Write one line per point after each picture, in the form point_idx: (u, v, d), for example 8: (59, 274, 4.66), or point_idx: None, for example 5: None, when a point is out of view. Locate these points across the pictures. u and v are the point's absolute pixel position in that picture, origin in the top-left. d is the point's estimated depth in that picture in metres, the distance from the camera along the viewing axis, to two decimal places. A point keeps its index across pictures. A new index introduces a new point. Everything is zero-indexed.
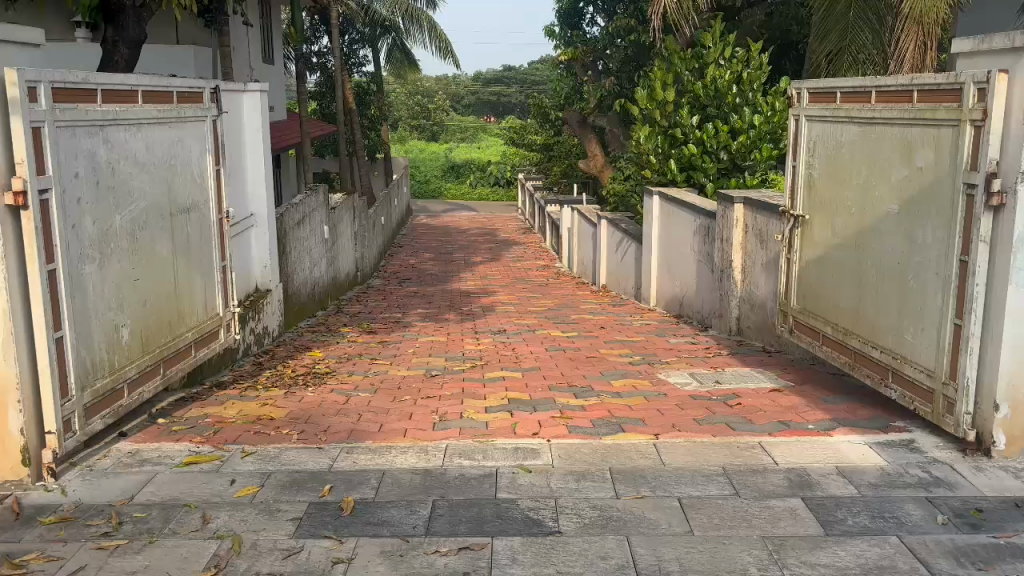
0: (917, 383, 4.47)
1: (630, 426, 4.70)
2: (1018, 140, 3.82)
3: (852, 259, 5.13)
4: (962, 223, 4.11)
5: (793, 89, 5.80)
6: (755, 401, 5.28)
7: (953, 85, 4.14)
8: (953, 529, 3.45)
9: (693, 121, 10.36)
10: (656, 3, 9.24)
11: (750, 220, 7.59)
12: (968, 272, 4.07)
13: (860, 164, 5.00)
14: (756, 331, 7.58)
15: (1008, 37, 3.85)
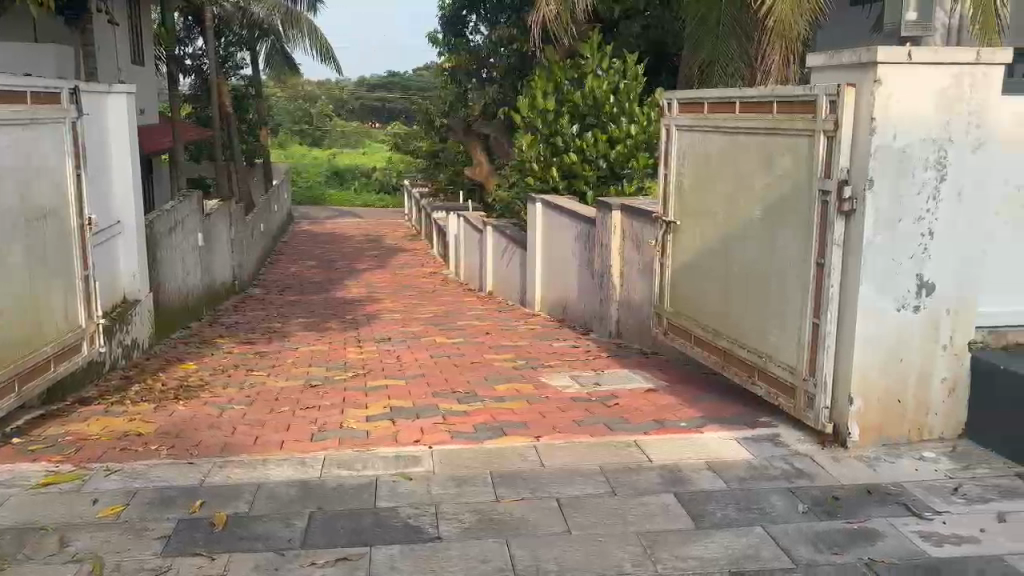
0: (780, 380, 4.71)
1: (511, 430, 4.75)
2: (866, 149, 4.07)
3: (720, 263, 5.36)
4: (817, 228, 4.35)
5: (663, 99, 6.00)
6: (632, 401, 5.43)
7: (807, 98, 4.38)
8: (812, 517, 3.65)
9: (572, 129, 10.58)
10: (536, 13, 9.39)
11: (627, 226, 7.79)
12: (824, 274, 4.32)
13: (726, 172, 5.22)
14: (635, 334, 7.78)
15: (854, 52, 4.10)
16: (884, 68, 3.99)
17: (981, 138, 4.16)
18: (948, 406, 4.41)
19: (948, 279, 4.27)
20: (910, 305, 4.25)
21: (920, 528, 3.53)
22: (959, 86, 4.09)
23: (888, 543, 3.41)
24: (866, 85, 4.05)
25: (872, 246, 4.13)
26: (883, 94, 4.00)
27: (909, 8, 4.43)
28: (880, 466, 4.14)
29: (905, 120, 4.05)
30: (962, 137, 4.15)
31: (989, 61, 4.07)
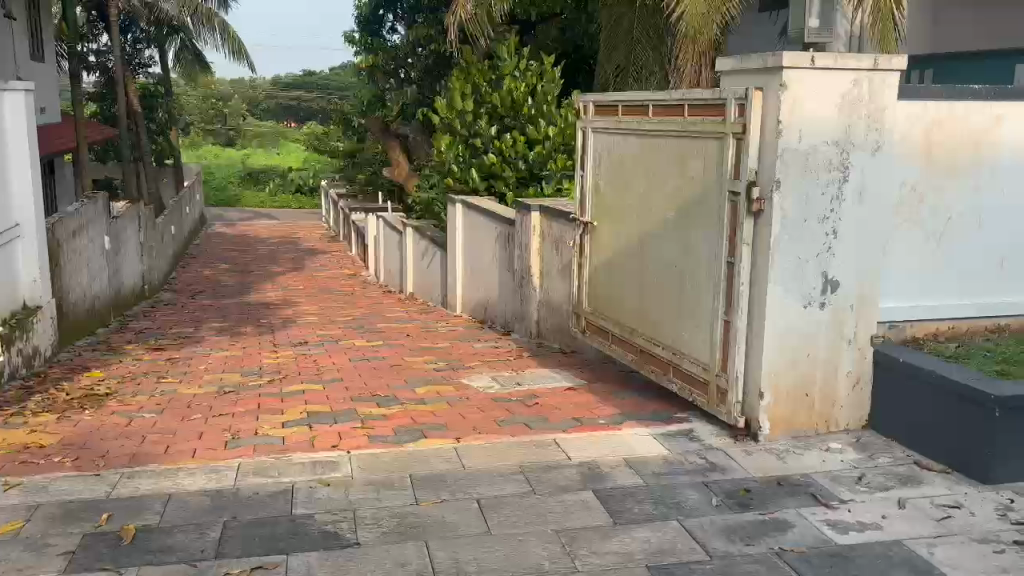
0: (694, 376, 4.82)
1: (431, 432, 4.74)
2: (773, 152, 4.20)
3: (635, 262, 5.45)
4: (728, 228, 4.47)
5: (579, 101, 6.06)
6: (552, 400, 5.47)
7: (717, 101, 4.50)
8: (725, 509, 3.75)
9: (491, 131, 10.61)
10: (453, 13, 9.35)
11: (546, 226, 7.84)
12: (735, 273, 4.43)
13: (641, 174, 5.32)
14: (555, 334, 7.84)
15: (761, 57, 4.23)
16: (788, 73, 4.12)
17: (880, 141, 4.35)
18: (852, 398, 4.59)
19: (851, 276, 4.45)
20: (816, 302, 4.41)
21: (827, 516, 3.66)
22: (858, 90, 4.26)
23: (796, 532, 3.53)
24: (773, 89, 4.18)
25: (780, 245, 4.27)
26: (788, 98, 4.13)
27: (811, 16, 4.60)
28: (789, 458, 4.28)
29: (809, 123, 4.20)
30: (862, 140, 4.32)
31: (886, 68, 4.25)
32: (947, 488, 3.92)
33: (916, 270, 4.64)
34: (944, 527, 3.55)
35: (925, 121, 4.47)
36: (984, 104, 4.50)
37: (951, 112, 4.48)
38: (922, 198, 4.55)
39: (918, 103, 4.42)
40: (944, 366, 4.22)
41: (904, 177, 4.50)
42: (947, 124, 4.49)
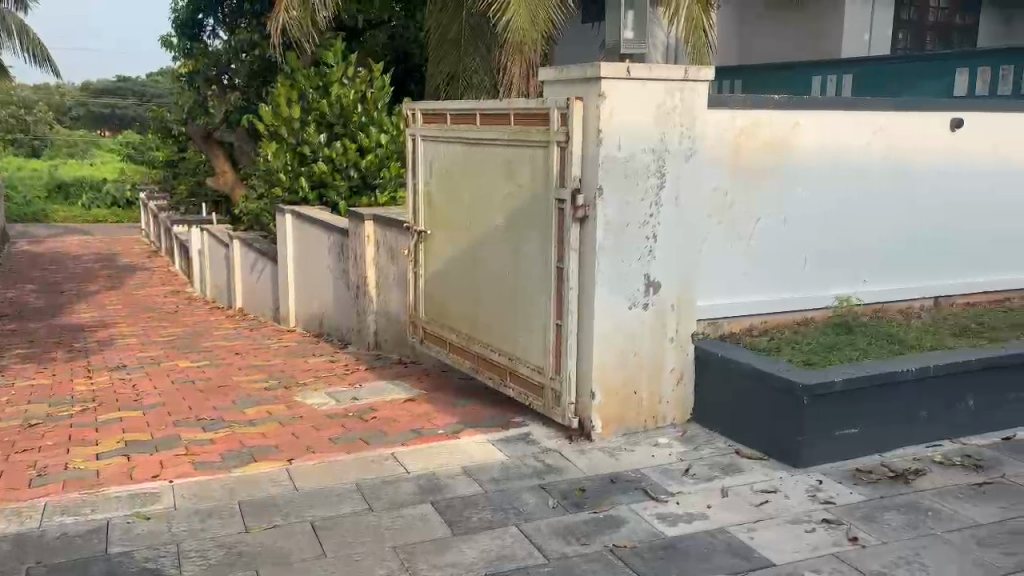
0: (529, 380, 4.89)
1: (262, 454, 4.54)
2: (595, 159, 4.33)
3: (468, 269, 5.46)
4: (555, 234, 4.56)
5: (407, 108, 6.01)
6: (389, 413, 5.39)
7: (541, 110, 4.58)
8: (562, 510, 3.81)
9: (320, 139, 10.34)
10: (275, 18, 9.02)
11: (380, 235, 7.71)
12: (564, 277, 4.53)
13: (470, 182, 5.34)
14: (393, 344, 7.75)
15: (580, 67, 4.34)
16: (607, 82, 4.26)
17: (693, 147, 4.57)
18: (677, 394, 4.80)
19: (672, 278, 4.65)
20: (640, 303, 4.57)
21: (657, 510, 3.80)
22: (671, 100, 4.46)
23: (629, 527, 3.64)
24: (592, 99, 4.31)
25: (605, 250, 4.40)
26: (607, 107, 4.27)
27: (626, 28, 4.78)
28: (620, 454, 4.42)
29: (627, 131, 4.36)
30: (677, 147, 4.53)
31: (696, 78, 4.48)
32: (764, 474, 4.17)
33: (732, 269, 4.91)
34: (763, 512, 3.77)
35: (733, 129, 4.73)
36: (784, 111, 4.82)
37: (756, 119, 4.76)
38: (734, 201, 4.81)
39: (726, 111, 4.67)
40: (757, 359, 4.50)
41: (717, 181, 4.74)
42: (752, 131, 4.77)
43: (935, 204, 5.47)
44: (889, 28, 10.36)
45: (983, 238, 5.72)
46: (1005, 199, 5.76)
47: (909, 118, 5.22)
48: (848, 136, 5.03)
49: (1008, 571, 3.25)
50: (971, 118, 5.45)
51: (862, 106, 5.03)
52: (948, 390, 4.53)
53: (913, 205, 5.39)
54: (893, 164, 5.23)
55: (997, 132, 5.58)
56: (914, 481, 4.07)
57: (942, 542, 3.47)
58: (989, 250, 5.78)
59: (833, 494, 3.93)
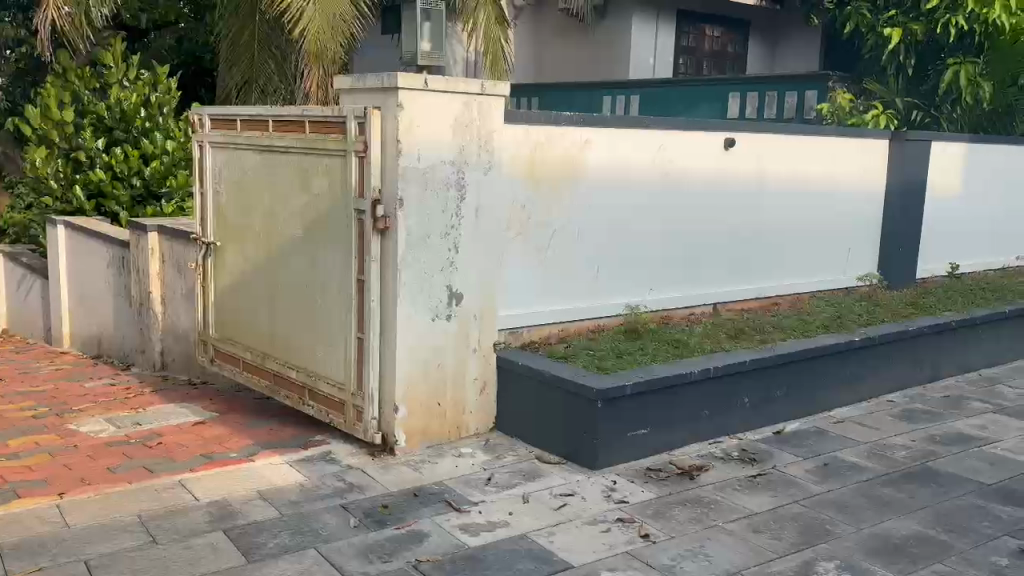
0: (329, 397, 4.75)
1: (28, 490, 4.09)
2: (395, 170, 4.29)
3: (263, 283, 5.23)
4: (355, 246, 4.48)
5: (194, 113, 5.67)
6: (176, 438, 5.04)
7: (338, 119, 4.48)
8: (363, 529, 3.71)
9: (98, 144, 9.54)
10: (42, 13, 8.22)
11: (166, 248, 7.23)
12: (365, 289, 4.45)
13: (264, 191, 5.12)
14: (181, 364, 7.29)
15: (378, 77, 4.28)
16: (404, 93, 4.23)
17: (490, 161, 4.64)
18: (479, 404, 4.83)
19: (472, 288, 4.68)
20: (443, 315, 4.57)
21: (460, 521, 3.79)
22: (469, 113, 4.50)
23: (431, 541, 3.60)
24: (390, 109, 4.26)
25: (406, 262, 4.36)
26: (405, 118, 4.24)
27: (423, 39, 4.79)
28: (424, 468, 4.38)
29: (426, 143, 4.35)
30: (475, 160, 4.57)
31: (491, 93, 4.55)
32: (563, 477, 4.29)
33: (531, 280, 5.01)
34: (562, 515, 3.86)
35: (528, 144, 4.83)
36: (576, 127, 5.00)
37: (551, 134, 4.90)
38: (531, 213, 4.92)
39: (522, 125, 4.77)
40: (554, 366, 4.63)
41: (514, 196, 4.83)
42: (547, 146, 4.90)
43: (713, 219, 5.89)
44: (671, 54, 11.09)
45: (755, 249, 6.23)
46: (773, 212, 6.29)
47: (687, 137, 5.58)
48: (634, 154, 5.30)
49: (779, 554, 3.52)
50: (741, 138, 5.92)
51: (646, 126, 5.32)
52: (726, 389, 4.87)
53: (693, 219, 5.77)
54: (675, 180, 5.57)
55: (764, 151, 6.09)
56: (699, 477, 4.33)
57: (722, 533, 3.70)
58: (761, 259, 6.29)
59: (627, 494, 4.10)
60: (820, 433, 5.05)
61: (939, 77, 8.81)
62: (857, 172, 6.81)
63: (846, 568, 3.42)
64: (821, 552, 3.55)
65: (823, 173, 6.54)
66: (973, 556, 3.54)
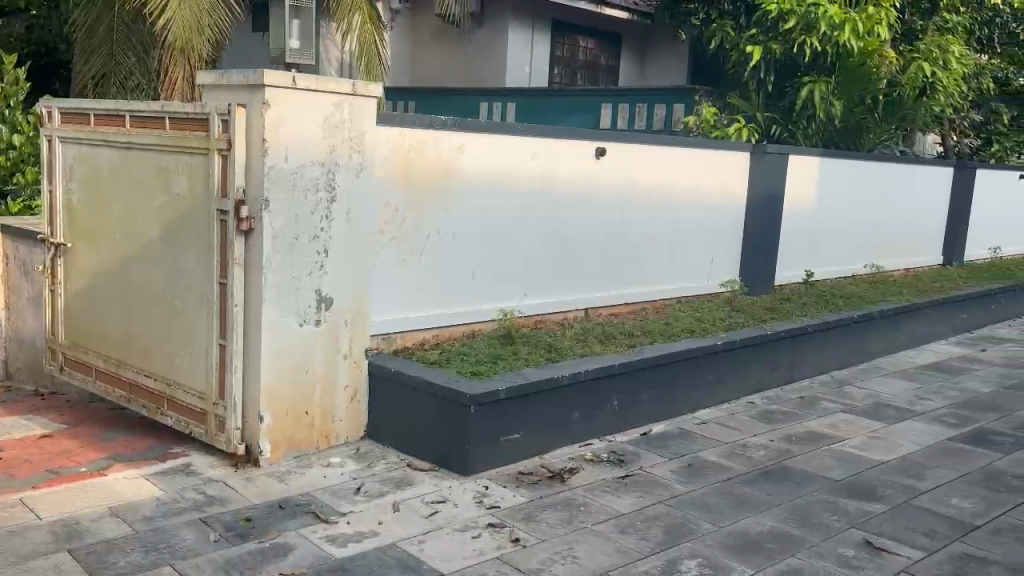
0: (190, 407, 4.55)
1: None
2: (260, 171, 4.15)
3: (118, 287, 4.95)
4: (217, 248, 4.31)
5: (42, 105, 5.31)
6: (19, 452, 4.68)
7: (199, 115, 4.30)
8: (224, 543, 3.55)
9: None
10: None
11: (11, 249, 6.73)
12: (227, 294, 4.29)
13: (119, 190, 4.84)
14: (28, 373, 6.81)
15: (242, 74, 4.12)
16: (270, 91, 4.09)
17: (361, 163, 4.54)
18: (349, 412, 4.73)
19: (342, 293, 4.57)
20: (311, 320, 4.44)
21: (327, 532, 3.69)
22: (339, 114, 4.40)
23: (296, 554, 3.48)
24: (255, 107, 4.12)
25: (272, 266, 4.22)
26: (271, 117, 4.11)
27: (291, 37, 4.67)
28: (291, 478, 4.25)
29: (294, 143, 4.22)
30: (346, 161, 4.47)
31: (363, 94, 4.47)
32: (434, 485, 4.25)
33: (403, 285, 4.94)
34: (433, 523, 3.82)
35: (401, 147, 4.76)
36: (450, 132, 4.98)
37: (424, 138, 4.85)
38: (405, 218, 4.86)
39: (395, 128, 4.70)
40: (426, 372, 4.57)
41: (386, 199, 4.74)
42: (420, 150, 4.84)
43: (585, 227, 6.00)
44: (546, 64, 11.28)
45: (624, 257, 6.38)
46: (642, 221, 6.46)
47: (559, 145, 5.65)
48: (507, 161, 5.33)
49: (645, 554, 3.60)
50: (611, 148, 6.05)
51: (520, 133, 5.36)
52: (596, 393, 4.95)
53: (566, 225, 5.85)
54: (547, 187, 5.63)
55: (633, 161, 6.24)
56: (569, 479, 4.39)
57: (591, 535, 3.76)
58: (629, 266, 6.45)
59: (498, 498, 4.10)
60: (685, 435, 5.21)
61: (795, 94, 9.29)
62: (720, 185, 7.09)
63: (707, 565, 3.53)
64: (684, 550, 3.65)
65: (689, 183, 6.77)
66: (823, 549, 3.73)
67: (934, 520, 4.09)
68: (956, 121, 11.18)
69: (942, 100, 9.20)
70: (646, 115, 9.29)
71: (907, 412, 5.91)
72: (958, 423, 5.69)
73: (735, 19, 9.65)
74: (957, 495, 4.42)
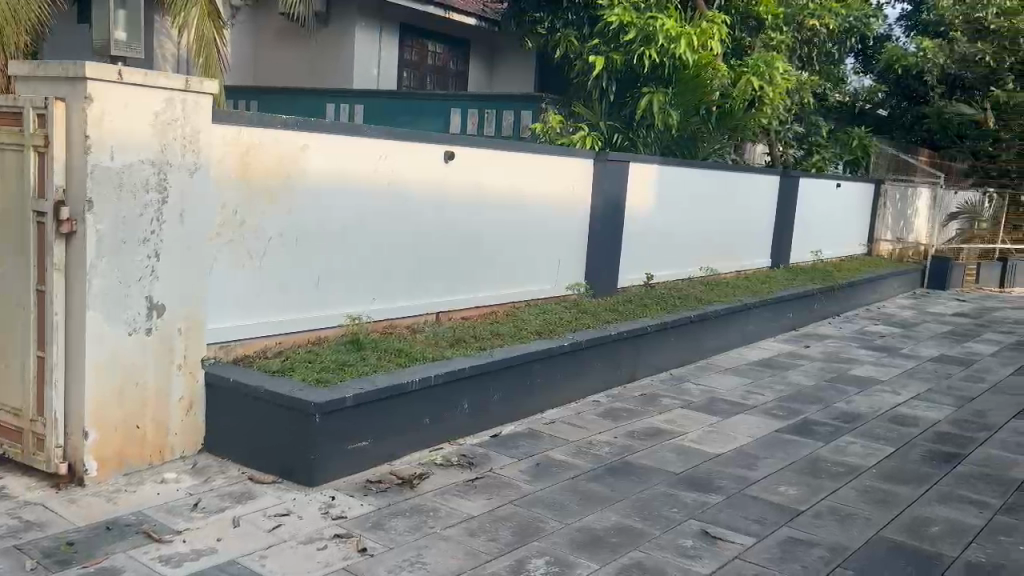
0: (6, 424, 4.21)
1: None
2: (83, 169, 3.88)
3: None
4: (35, 252, 4.00)
5: None
6: None
7: (13, 109, 3.99)
8: (42, 571, 3.28)
9: None
10: None
11: None
12: (46, 301, 3.99)
13: None
14: None
15: (60, 65, 3.84)
16: (93, 84, 3.83)
17: (196, 162, 4.33)
18: (185, 424, 4.49)
19: (176, 299, 4.34)
20: (141, 328, 4.19)
21: (159, 552, 3.48)
22: (171, 110, 4.17)
23: None
24: (76, 101, 3.84)
25: (96, 270, 3.95)
26: (95, 112, 3.84)
27: (117, 27, 4.39)
28: (120, 497, 3.98)
29: (120, 139, 3.97)
30: (178, 161, 4.25)
31: (197, 90, 4.26)
32: (277, 497, 4.10)
33: (244, 290, 4.74)
34: (276, 537, 3.68)
35: (238, 146, 4.57)
36: (291, 132, 4.82)
37: (263, 137, 4.67)
38: (244, 220, 4.66)
39: (232, 125, 4.51)
40: (268, 380, 4.40)
41: (223, 200, 4.54)
42: (259, 150, 4.66)
43: (434, 230, 5.97)
44: (394, 67, 11.18)
45: (474, 259, 6.39)
46: (491, 225, 6.51)
47: (405, 147, 5.59)
48: (352, 162, 5.22)
49: (493, 556, 3.61)
50: (459, 150, 6.05)
51: (365, 134, 5.26)
52: (445, 397, 4.93)
53: (414, 227, 5.79)
54: (394, 189, 5.56)
55: (481, 164, 6.26)
56: (418, 485, 4.34)
57: (440, 539, 3.74)
58: (479, 269, 6.47)
59: (344, 508, 4.00)
60: (533, 435, 5.29)
61: (635, 104, 9.64)
62: (566, 190, 7.23)
63: (554, 563, 3.58)
64: (532, 549, 3.70)
65: (535, 187, 6.87)
66: (664, 541, 3.87)
67: (764, 507, 4.34)
68: (781, 133, 11.97)
69: (768, 112, 9.82)
70: (494, 121, 9.38)
71: (739, 406, 6.25)
72: (785, 415, 6.08)
73: (578, 30, 9.93)
74: (784, 483, 4.71)
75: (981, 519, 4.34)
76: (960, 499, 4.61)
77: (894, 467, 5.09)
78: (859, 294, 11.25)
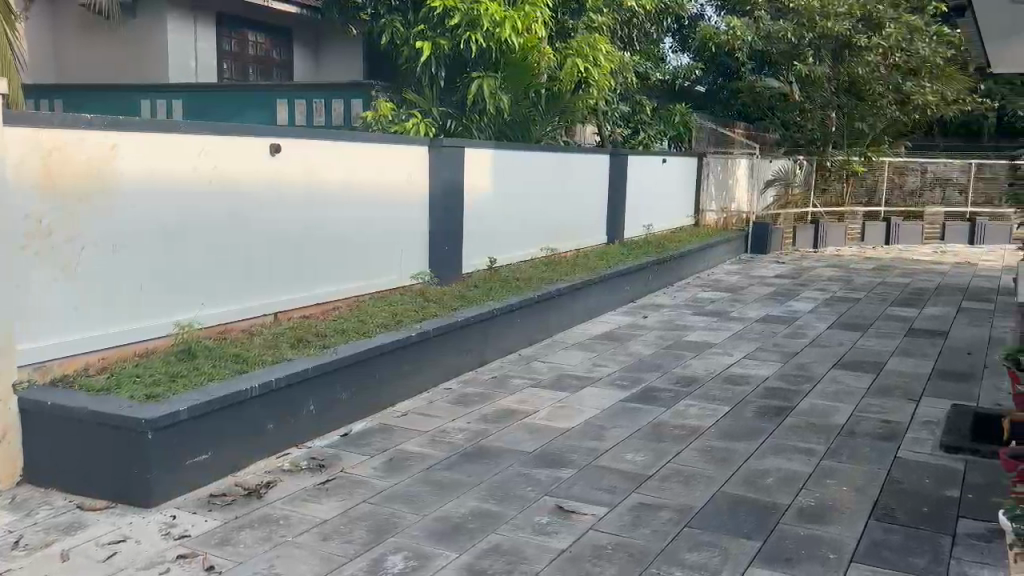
0: None
1: None
2: None
3: None
4: None
5: None
6: None
7: None
8: None
9: None
10: None
11: None
12: None
13: None
14: None
15: None
16: None
17: None
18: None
19: None
20: None
21: None
22: None
23: None
24: None
25: None
26: None
27: None
28: None
29: None
30: None
31: None
32: (111, 524, 3.83)
33: (61, 306, 4.39)
34: (112, 566, 3.44)
35: (39, 150, 4.21)
36: (98, 131, 4.48)
37: (68, 138, 4.33)
38: (53, 229, 4.30)
39: (29, 126, 4.14)
40: (91, 401, 4.09)
41: (28, 207, 4.18)
42: (64, 151, 4.32)
43: (265, 227, 5.74)
44: (212, 58, 10.63)
45: (310, 255, 6.21)
46: (327, 219, 6.35)
47: (227, 142, 5.33)
48: (171, 161, 4.93)
49: (349, 558, 3.53)
50: (286, 143, 5.82)
51: (181, 130, 4.97)
52: (289, 399, 4.76)
53: (243, 226, 5.55)
54: (218, 187, 5.29)
55: (311, 157, 6.07)
56: (266, 494, 4.19)
57: (293, 547, 3.61)
58: (318, 266, 6.30)
59: (187, 527, 3.80)
60: (385, 429, 5.21)
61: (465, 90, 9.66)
62: (404, 179, 7.13)
63: (412, 557, 3.54)
64: (389, 546, 3.64)
65: (371, 177, 6.74)
66: (520, 521, 3.91)
67: (614, 476, 4.47)
68: (607, 114, 12.34)
69: (594, 94, 10.06)
70: (324, 111, 9.19)
71: (586, 380, 6.41)
72: (629, 385, 6.28)
73: (404, 15, 9.81)
74: (631, 451, 4.87)
75: (809, 466, 4.66)
76: (791, 449, 4.94)
77: (731, 425, 5.37)
78: (689, 264, 11.79)
